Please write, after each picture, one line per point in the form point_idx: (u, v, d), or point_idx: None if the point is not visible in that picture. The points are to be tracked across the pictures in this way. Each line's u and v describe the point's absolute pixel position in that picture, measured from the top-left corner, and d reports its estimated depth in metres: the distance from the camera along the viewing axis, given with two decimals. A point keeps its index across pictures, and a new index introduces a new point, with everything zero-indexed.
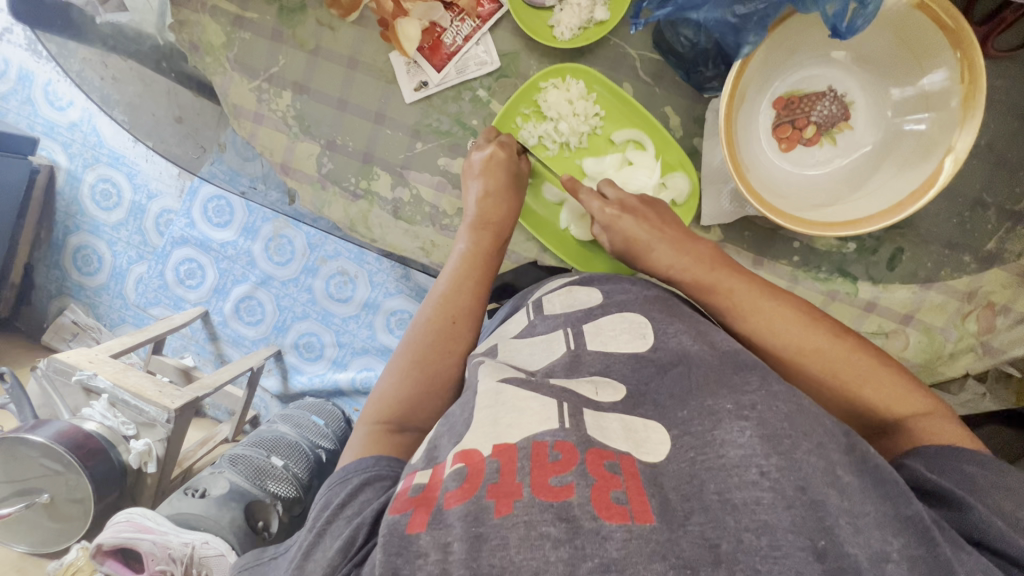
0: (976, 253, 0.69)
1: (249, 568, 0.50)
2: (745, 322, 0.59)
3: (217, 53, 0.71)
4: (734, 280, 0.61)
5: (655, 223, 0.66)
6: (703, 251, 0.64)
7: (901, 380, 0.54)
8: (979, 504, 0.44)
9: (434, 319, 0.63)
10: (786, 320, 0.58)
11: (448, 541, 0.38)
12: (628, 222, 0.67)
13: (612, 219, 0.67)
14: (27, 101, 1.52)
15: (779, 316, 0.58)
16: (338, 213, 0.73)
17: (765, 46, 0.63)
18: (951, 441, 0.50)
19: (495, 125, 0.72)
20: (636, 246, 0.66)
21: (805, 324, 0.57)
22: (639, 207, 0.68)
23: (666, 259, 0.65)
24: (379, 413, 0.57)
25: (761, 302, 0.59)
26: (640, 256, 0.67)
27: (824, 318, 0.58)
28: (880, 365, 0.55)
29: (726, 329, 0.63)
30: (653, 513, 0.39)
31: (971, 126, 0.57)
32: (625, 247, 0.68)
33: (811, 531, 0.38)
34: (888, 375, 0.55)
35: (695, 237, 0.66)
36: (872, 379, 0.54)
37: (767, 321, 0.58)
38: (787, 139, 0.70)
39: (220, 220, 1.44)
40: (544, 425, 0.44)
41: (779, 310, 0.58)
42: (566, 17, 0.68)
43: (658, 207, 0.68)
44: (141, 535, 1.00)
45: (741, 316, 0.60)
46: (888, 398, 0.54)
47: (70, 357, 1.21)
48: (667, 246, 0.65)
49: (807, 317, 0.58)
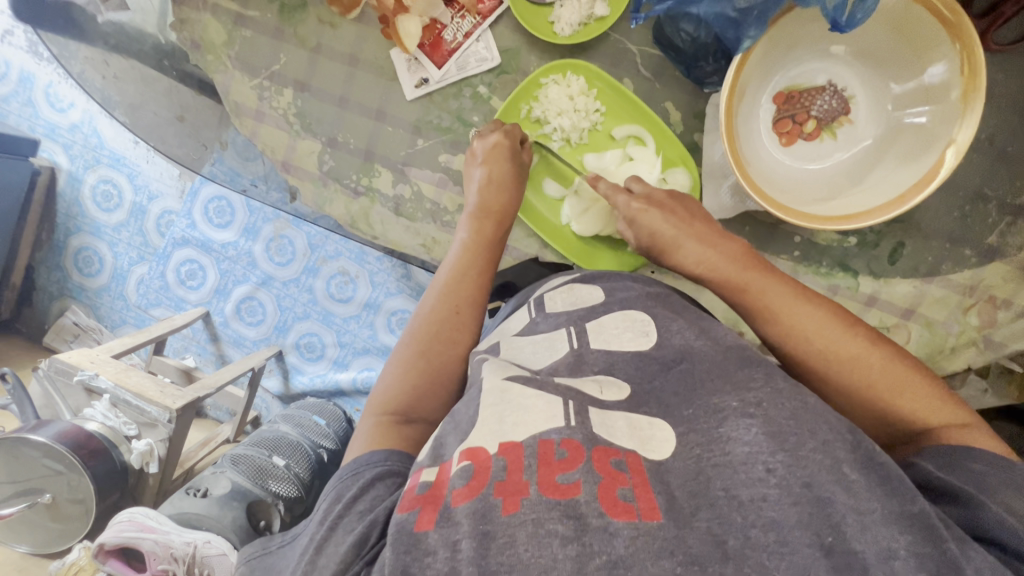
0: (977, 247, 0.69)
1: (256, 557, 0.49)
2: (777, 325, 0.58)
3: (218, 51, 0.71)
4: (764, 279, 0.60)
5: (684, 218, 0.66)
6: (734, 249, 0.63)
7: (931, 389, 0.54)
8: (990, 501, 0.44)
9: (436, 310, 0.63)
10: (819, 323, 0.56)
11: (456, 539, 0.38)
12: (653, 215, 0.67)
13: (638, 212, 0.67)
14: (27, 102, 1.52)
15: (812, 318, 0.57)
16: (340, 210, 0.73)
17: (765, 40, 0.63)
18: (988, 449, 0.49)
19: (497, 119, 0.72)
20: (664, 241, 0.66)
21: (838, 328, 0.56)
22: (666, 201, 0.67)
23: (694, 256, 0.64)
24: (387, 404, 0.57)
25: (795, 305, 0.58)
26: (667, 251, 0.66)
27: (856, 322, 0.57)
28: (910, 372, 0.54)
29: (755, 330, 0.61)
30: (660, 511, 0.39)
31: (971, 118, 0.57)
32: (651, 241, 0.67)
33: (818, 528, 0.38)
34: (920, 382, 0.54)
35: (725, 235, 0.64)
36: (904, 388, 0.53)
37: (799, 323, 0.57)
38: (787, 134, 0.70)
39: (222, 221, 1.45)
40: (550, 423, 0.44)
41: (812, 312, 0.57)
42: (567, 13, 0.68)
43: (686, 204, 0.68)
44: (143, 534, 0.98)
45: (771, 315, 0.58)
46: (918, 406, 0.53)
47: (71, 357, 1.22)
48: (695, 241, 0.64)
49: (843, 319, 0.57)
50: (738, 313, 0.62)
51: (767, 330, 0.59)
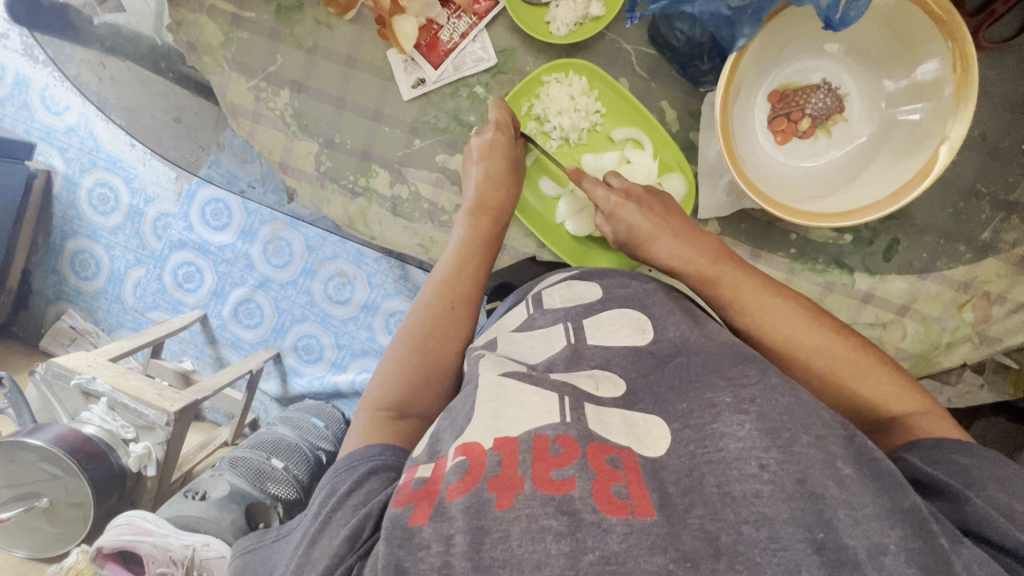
0: (971, 243, 0.70)
1: (252, 550, 0.49)
2: (748, 318, 0.59)
3: (216, 52, 0.71)
4: (737, 273, 0.61)
5: (660, 215, 0.66)
6: (709, 244, 0.64)
7: (896, 379, 0.55)
8: (977, 497, 0.44)
9: (433, 305, 0.63)
10: (786, 315, 0.58)
11: (450, 534, 0.39)
12: (631, 209, 0.67)
13: (616, 207, 0.67)
14: (23, 105, 1.51)
15: (781, 311, 0.58)
16: (337, 210, 0.74)
17: (760, 38, 0.63)
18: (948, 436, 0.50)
19: (506, 99, 0.72)
20: (640, 236, 0.66)
21: (806, 320, 0.57)
22: (642, 197, 0.68)
23: (670, 250, 0.65)
24: (382, 398, 0.58)
25: (764, 298, 0.59)
26: (643, 246, 0.67)
27: (824, 315, 0.58)
28: (874, 361, 0.55)
29: (729, 325, 0.62)
30: (653, 507, 0.39)
31: (964, 115, 0.58)
32: (628, 236, 0.67)
33: (810, 524, 0.38)
34: (886, 374, 0.55)
35: (700, 231, 0.66)
36: (869, 376, 0.55)
37: (769, 315, 0.58)
38: (782, 132, 0.70)
39: (219, 223, 1.44)
40: (544, 419, 0.45)
41: (780, 305, 0.58)
42: (562, 13, 0.69)
43: (663, 200, 0.68)
44: (141, 537, 0.96)
45: (744, 308, 0.59)
46: (883, 395, 0.54)
47: (69, 361, 1.22)
48: (671, 236, 0.65)
49: (810, 312, 0.58)
50: (711, 306, 0.63)
51: (739, 322, 0.60)
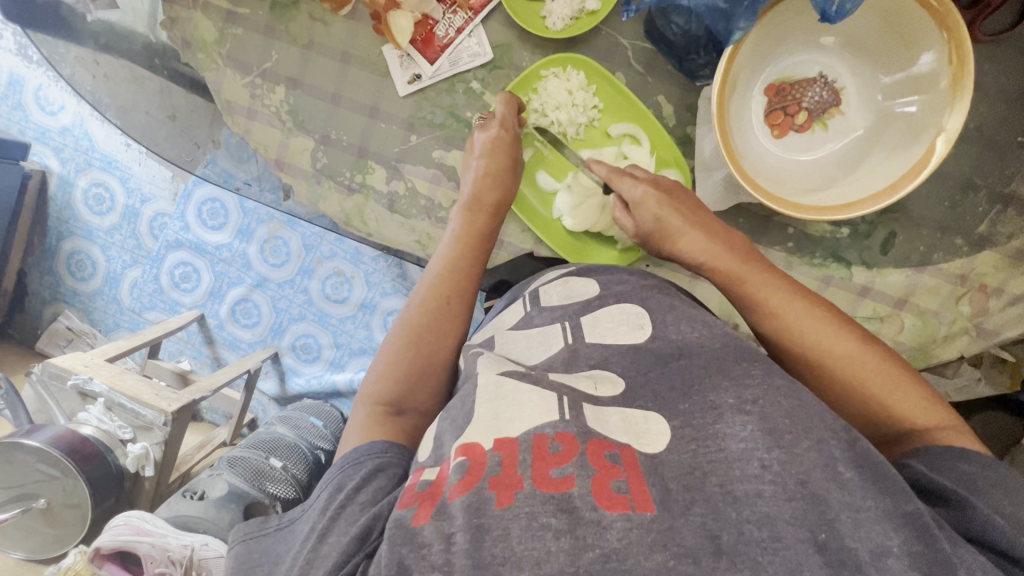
0: (968, 236, 0.70)
1: (254, 538, 0.49)
2: (774, 316, 0.59)
3: (210, 50, 0.71)
4: (763, 273, 0.61)
5: (688, 209, 0.66)
6: (735, 244, 0.64)
7: (922, 392, 0.54)
8: (979, 502, 0.44)
9: (428, 301, 0.63)
10: (815, 315, 0.57)
11: (451, 532, 0.39)
12: (662, 202, 0.66)
13: (644, 200, 0.67)
14: (17, 106, 1.51)
15: (809, 311, 0.58)
16: (334, 208, 0.73)
17: (755, 32, 0.63)
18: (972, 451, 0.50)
19: (511, 89, 0.71)
20: (666, 230, 0.66)
21: (833, 324, 0.57)
22: (673, 189, 0.67)
23: (696, 247, 0.65)
24: (379, 394, 0.57)
25: (793, 297, 0.59)
26: (668, 240, 0.66)
27: (852, 321, 0.58)
28: (902, 373, 0.55)
29: (751, 322, 0.62)
30: (653, 502, 0.39)
31: (960, 106, 0.58)
32: (654, 228, 0.67)
33: (812, 524, 0.38)
34: (912, 387, 0.54)
35: (725, 230, 0.65)
36: (896, 386, 0.54)
37: (796, 314, 0.58)
38: (779, 126, 0.70)
39: (216, 222, 1.44)
40: (544, 417, 0.44)
41: (807, 306, 0.58)
42: (558, 7, 0.69)
43: (693, 199, 0.68)
44: (140, 537, 0.95)
45: (770, 305, 0.59)
46: (910, 406, 0.54)
47: (66, 361, 1.21)
48: (698, 233, 0.65)
49: (837, 314, 0.58)
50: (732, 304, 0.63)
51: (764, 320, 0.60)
